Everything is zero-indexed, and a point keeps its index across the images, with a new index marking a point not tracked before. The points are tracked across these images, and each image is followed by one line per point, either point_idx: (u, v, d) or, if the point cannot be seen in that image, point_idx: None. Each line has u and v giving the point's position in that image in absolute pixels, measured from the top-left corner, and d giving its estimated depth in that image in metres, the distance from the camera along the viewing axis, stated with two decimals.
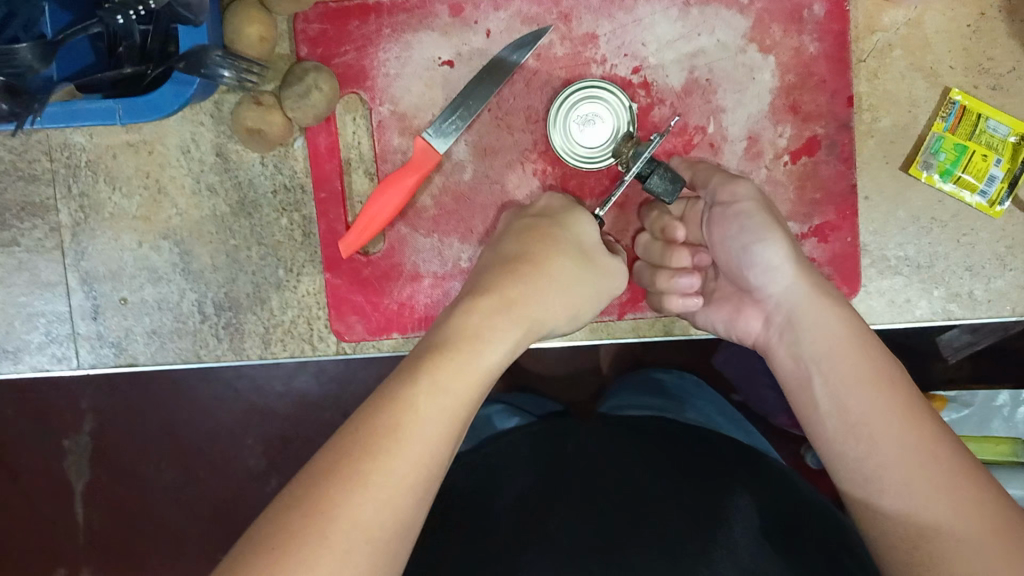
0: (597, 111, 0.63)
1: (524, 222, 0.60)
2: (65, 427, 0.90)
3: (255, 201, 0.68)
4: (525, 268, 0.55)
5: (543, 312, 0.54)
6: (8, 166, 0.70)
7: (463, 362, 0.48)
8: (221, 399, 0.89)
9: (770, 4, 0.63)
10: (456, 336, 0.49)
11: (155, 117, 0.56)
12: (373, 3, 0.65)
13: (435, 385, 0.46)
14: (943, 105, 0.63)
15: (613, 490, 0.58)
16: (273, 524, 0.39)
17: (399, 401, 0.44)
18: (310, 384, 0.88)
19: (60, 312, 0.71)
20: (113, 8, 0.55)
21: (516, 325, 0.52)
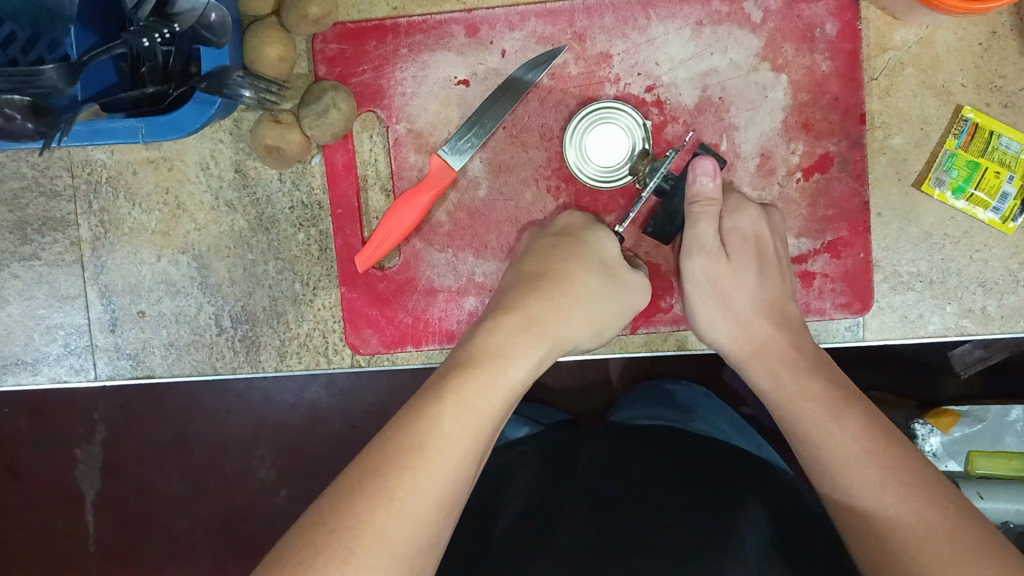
0: (611, 128, 0.64)
1: (544, 239, 0.61)
2: (79, 438, 0.91)
3: (272, 217, 0.69)
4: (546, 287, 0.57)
5: (565, 329, 0.56)
6: (30, 181, 0.71)
7: (487, 380, 0.49)
8: (233, 410, 0.89)
9: (782, 24, 0.64)
10: (480, 355, 0.51)
11: (176, 136, 0.58)
12: (390, 23, 0.66)
13: (460, 402, 0.47)
14: (955, 122, 0.63)
15: (629, 506, 0.58)
16: (302, 540, 0.40)
17: (424, 419, 0.45)
18: (322, 396, 0.88)
19: (79, 324, 0.72)
20: (138, 30, 0.56)
21: (539, 344, 0.53)
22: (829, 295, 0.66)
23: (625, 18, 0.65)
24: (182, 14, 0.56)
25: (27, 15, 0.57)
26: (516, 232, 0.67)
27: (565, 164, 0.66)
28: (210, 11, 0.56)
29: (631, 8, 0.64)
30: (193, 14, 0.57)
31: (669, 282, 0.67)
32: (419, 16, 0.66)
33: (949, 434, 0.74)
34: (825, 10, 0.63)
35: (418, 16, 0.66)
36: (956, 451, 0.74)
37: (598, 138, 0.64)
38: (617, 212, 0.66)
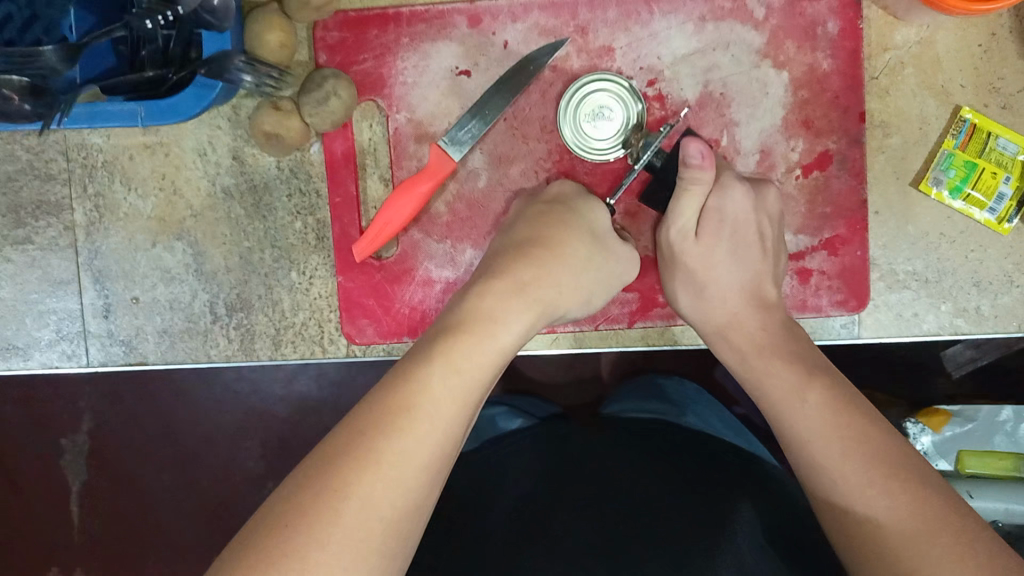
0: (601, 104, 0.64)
1: (536, 206, 0.61)
2: (64, 427, 0.90)
3: (270, 204, 0.68)
4: (539, 253, 0.56)
5: (555, 294, 0.55)
6: (25, 164, 0.70)
7: (474, 344, 0.48)
8: (223, 401, 0.89)
9: (785, 21, 0.64)
10: (469, 318, 0.50)
11: (176, 121, 0.57)
12: (392, 13, 0.66)
13: (448, 364, 0.46)
14: (954, 123, 0.64)
15: (620, 493, 0.59)
16: (287, 501, 0.40)
17: (412, 382, 0.45)
18: (311, 388, 0.88)
19: (72, 310, 0.71)
20: (141, 13, 0.56)
21: (528, 307, 0.53)
22: (826, 294, 0.66)
23: (628, 12, 0.65)
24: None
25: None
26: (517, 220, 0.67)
27: (566, 156, 0.66)
28: None
29: (634, 2, 0.64)
30: None
31: None
32: (422, 5, 0.66)
33: (940, 434, 0.74)
34: (827, 8, 0.64)
35: (421, 5, 0.66)
36: (947, 449, 0.75)
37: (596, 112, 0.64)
38: (608, 187, 0.66)
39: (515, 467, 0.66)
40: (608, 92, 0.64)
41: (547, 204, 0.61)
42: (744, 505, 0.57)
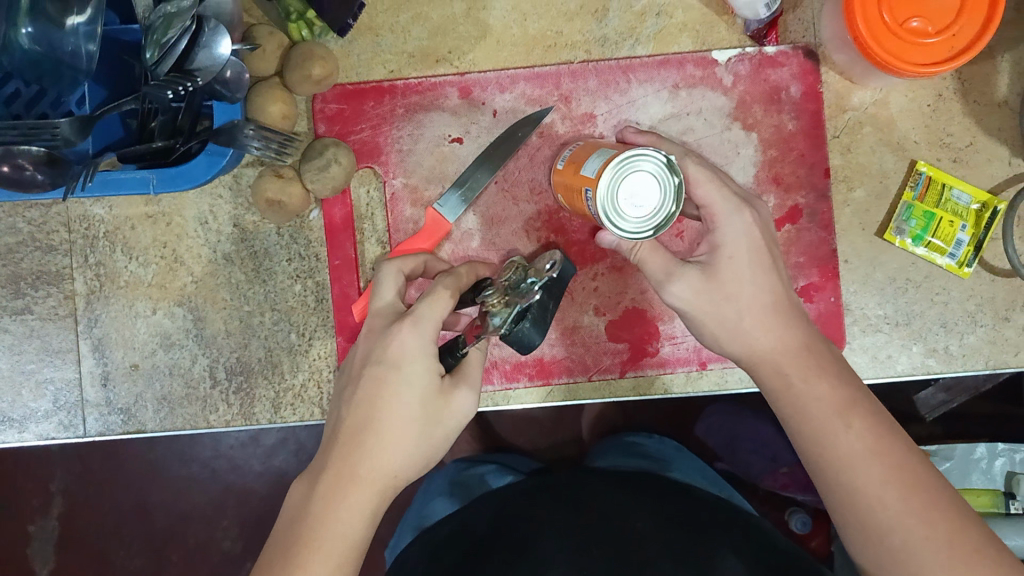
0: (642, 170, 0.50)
1: (367, 374, 0.50)
2: (32, 512, 0.87)
3: (270, 269, 0.71)
4: (382, 365, 0.49)
5: (399, 453, 0.49)
6: (26, 236, 0.71)
7: (366, 464, 0.48)
8: (199, 479, 0.88)
9: (751, 87, 0.69)
10: (359, 433, 0.49)
11: (187, 186, 0.59)
12: (387, 85, 0.70)
13: (342, 492, 0.48)
14: (911, 176, 0.69)
15: (606, 547, 0.55)
16: None
17: (314, 514, 0.47)
18: (289, 463, 0.88)
19: (70, 379, 0.72)
20: (160, 84, 0.54)
21: (350, 442, 0.49)
22: None
23: (607, 82, 0.70)
24: (202, 70, 0.55)
25: (33, 72, 0.58)
26: None
27: (554, 216, 0.70)
28: (227, 68, 0.57)
29: (612, 73, 0.70)
30: (213, 70, 0.56)
31: (656, 326, 0.69)
32: (415, 79, 0.70)
33: None
34: (789, 75, 0.69)
35: (414, 79, 0.70)
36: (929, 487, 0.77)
37: (643, 180, 0.50)
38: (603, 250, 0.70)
39: (487, 517, 0.62)
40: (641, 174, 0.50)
41: (382, 366, 0.49)
42: (727, 560, 0.55)
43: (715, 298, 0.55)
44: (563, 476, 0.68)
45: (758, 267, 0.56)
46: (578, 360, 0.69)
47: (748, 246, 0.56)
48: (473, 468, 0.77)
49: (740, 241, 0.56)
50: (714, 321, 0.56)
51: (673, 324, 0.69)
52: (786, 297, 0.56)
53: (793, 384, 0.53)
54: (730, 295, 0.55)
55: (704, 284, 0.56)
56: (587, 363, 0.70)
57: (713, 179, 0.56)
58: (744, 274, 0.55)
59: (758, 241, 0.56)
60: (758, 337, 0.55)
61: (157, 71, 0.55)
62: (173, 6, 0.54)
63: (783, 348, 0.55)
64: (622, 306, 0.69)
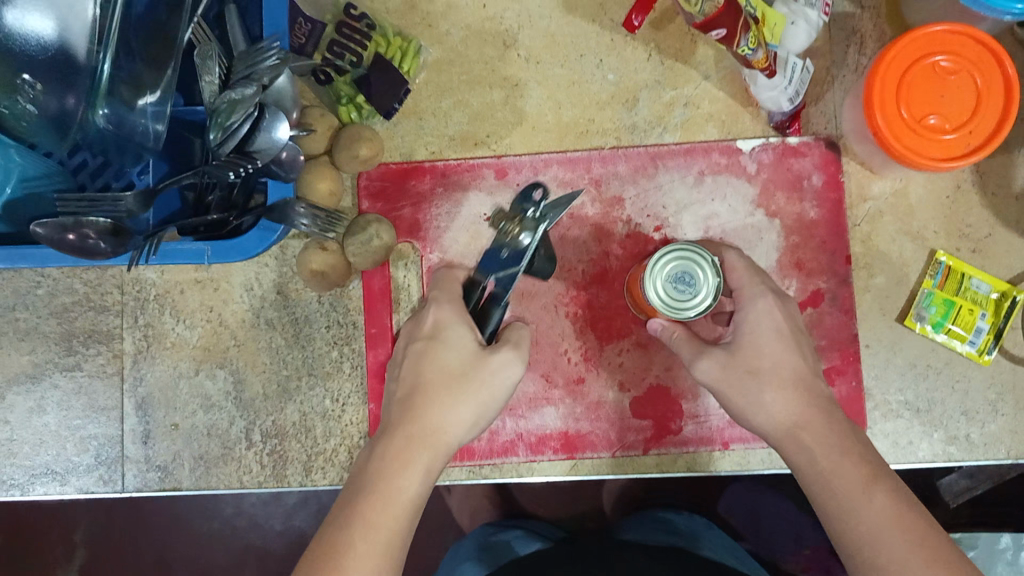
0: (694, 267, 0.61)
1: (414, 352, 0.58)
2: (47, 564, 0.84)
3: (309, 335, 0.74)
4: (422, 341, 0.58)
5: (443, 423, 0.54)
6: (81, 296, 0.75)
7: (417, 420, 0.54)
8: (215, 539, 0.81)
9: (774, 175, 0.73)
10: (409, 398, 0.55)
11: (239, 258, 0.62)
12: (427, 165, 0.74)
13: (396, 445, 0.52)
14: (930, 265, 0.71)
15: None
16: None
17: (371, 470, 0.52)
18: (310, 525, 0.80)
19: (112, 435, 0.75)
20: (222, 166, 0.59)
21: (402, 407, 0.55)
22: None
23: (636, 167, 0.73)
24: (261, 150, 0.60)
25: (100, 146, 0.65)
26: (537, 353, 0.72)
27: (582, 293, 0.73)
28: (283, 150, 0.61)
29: (641, 159, 0.73)
30: (270, 152, 0.60)
31: (679, 404, 0.71)
32: (455, 160, 0.74)
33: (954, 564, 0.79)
34: (811, 165, 0.72)
35: (453, 160, 0.74)
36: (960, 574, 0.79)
37: (685, 272, 0.61)
38: (629, 327, 0.72)
39: None
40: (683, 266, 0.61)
41: (424, 342, 0.58)
42: None
43: (738, 371, 0.58)
44: (590, 549, 0.69)
45: (780, 339, 0.59)
46: (602, 435, 0.71)
47: (772, 326, 0.59)
48: (499, 534, 0.78)
49: (761, 319, 0.59)
50: (741, 392, 0.58)
51: (696, 403, 0.71)
52: (809, 375, 0.58)
53: (819, 465, 0.53)
54: (753, 369, 0.58)
55: (729, 361, 0.59)
56: (612, 439, 0.71)
57: (748, 269, 0.63)
58: (764, 347, 0.59)
59: (780, 323, 0.60)
60: (779, 406, 0.57)
61: (221, 150, 0.60)
62: (238, 94, 0.60)
63: (803, 418, 0.56)
64: (646, 383, 0.71)
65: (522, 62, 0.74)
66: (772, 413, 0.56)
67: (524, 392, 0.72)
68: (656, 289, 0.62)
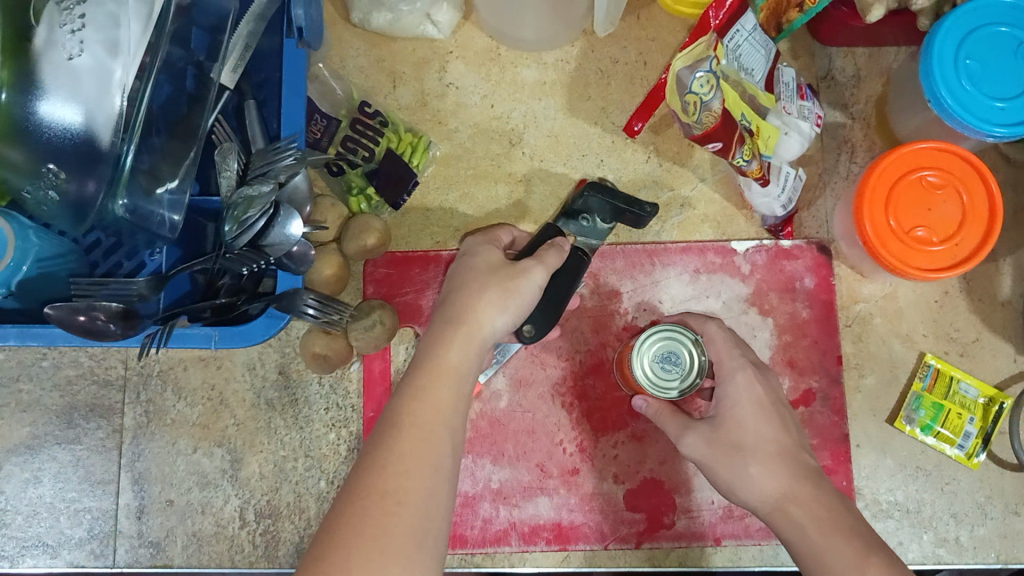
0: (683, 353, 0.66)
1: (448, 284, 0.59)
2: None
3: (308, 416, 0.75)
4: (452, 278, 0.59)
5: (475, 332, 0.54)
6: (86, 370, 0.77)
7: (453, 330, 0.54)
8: None
9: (768, 275, 0.75)
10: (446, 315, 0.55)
11: (245, 345, 0.62)
12: (433, 254, 0.76)
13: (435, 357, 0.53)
14: (919, 368, 0.73)
15: None
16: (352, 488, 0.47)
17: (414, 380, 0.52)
18: None
19: (107, 509, 0.75)
20: (237, 261, 0.61)
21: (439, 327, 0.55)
22: None
23: (633, 263, 0.75)
24: (273, 245, 0.62)
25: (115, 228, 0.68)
26: (533, 441, 0.73)
27: (579, 383, 0.74)
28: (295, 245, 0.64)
29: (639, 255, 0.76)
30: (283, 247, 0.63)
31: (672, 498, 0.72)
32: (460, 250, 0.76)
33: None
34: (804, 267, 0.75)
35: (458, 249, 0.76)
36: None
37: (670, 352, 0.66)
38: (625, 419, 0.73)
39: None
40: (670, 344, 0.66)
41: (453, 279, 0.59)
42: None
43: (722, 445, 0.60)
44: None
45: (760, 416, 0.60)
46: (595, 527, 0.72)
47: (752, 401, 0.61)
48: None
49: (742, 395, 0.61)
50: (725, 468, 0.59)
51: (688, 497, 0.72)
52: (793, 447, 0.59)
53: (812, 539, 0.54)
54: (739, 444, 0.59)
55: (714, 436, 0.61)
56: (605, 531, 0.72)
57: (728, 341, 0.65)
58: (746, 424, 0.60)
59: (761, 397, 0.61)
60: (759, 478, 0.58)
61: (235, 244, 0.61)
62: (254, 190, 0.62)
63: (790, 491, 0.56)
64: (640, 475, 0.72)
65: (527, 159, 0.78)
66: (759, 487, 0.57)
67: (518, 480, 0.72)
68: (642, 367, 0.67)
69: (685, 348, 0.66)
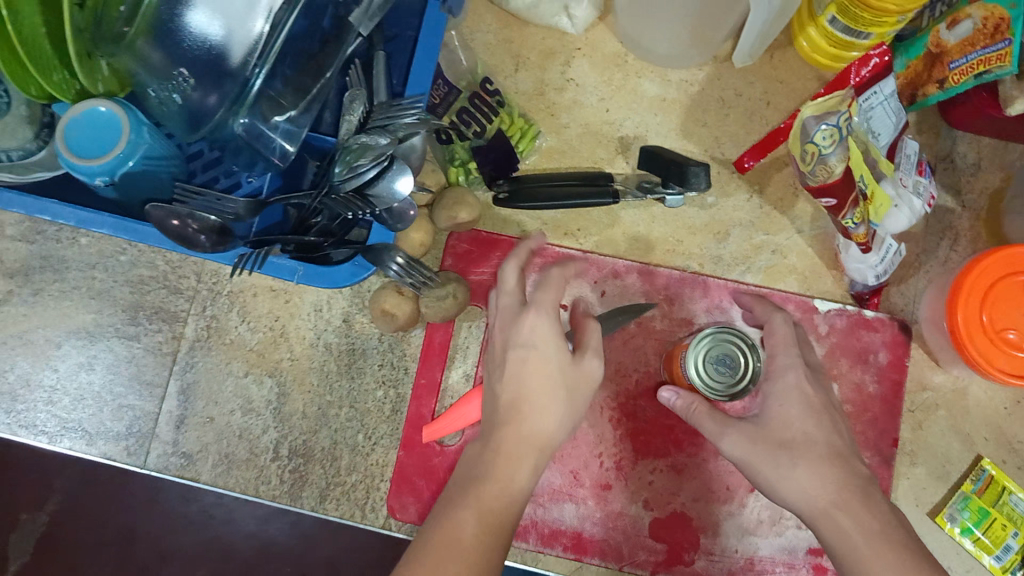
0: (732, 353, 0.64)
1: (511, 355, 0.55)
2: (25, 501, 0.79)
3: (360, 368, 0.76)
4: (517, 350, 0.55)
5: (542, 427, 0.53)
6: (160, 274, 0.78)
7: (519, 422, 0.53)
8: None
9: (842, 341, 0.75)
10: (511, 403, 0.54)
11: (326, 286, 0.63)
12: (516, 241, 0.76)
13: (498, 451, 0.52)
14: (973, 470, 0.72)
15: None
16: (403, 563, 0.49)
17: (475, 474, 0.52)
18: (282, 534, 0.76)
19: (148, 411, 0.76)
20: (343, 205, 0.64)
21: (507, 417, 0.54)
22: None
23: (712, 297, 0.75)
24: (379, 197, 0.64)
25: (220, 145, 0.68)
26: (574, 448, 0.73)
27: (630, 401, 0.74)
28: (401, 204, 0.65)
29: (719, 291, 0.75)
30: (388, 201, 0.64)
31: (697, 537, 0.71)
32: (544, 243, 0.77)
33: None
34: (880, 341, 0.74)
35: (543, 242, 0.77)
36: None
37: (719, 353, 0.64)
38: (669, 447, 0.73)
39: None
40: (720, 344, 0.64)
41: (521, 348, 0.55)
42: None
43: (766, 445, 0.56)
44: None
45: (810, 416, 0.57)
46: (614, 546, 0.71)
47: (803, 400, 0.57)
48: None
49: (789, 393, 0.58)
50: (768, 467, 0.56)
51: (713, 540, 0.71)
52: (845, 451, 0.56)
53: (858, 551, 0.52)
54: (786, 443, 0.56)
55: (759, 435, 0.57)
56: (622, 552, 0.71)
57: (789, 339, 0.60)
58: (793, 419, 0.57)
59: (811, 397, 0.58)
60: (802, 479, 0.55)
61: (342, 188, 0.63)
62: (371, 140, 0.64)
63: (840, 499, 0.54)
64: (670, 507, 0.72)
65: (629, 170, 0.77)
66: (804, 488, 0.54)
67: (551, 481, 0.72)
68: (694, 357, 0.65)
69: (736, 345, 0.63)
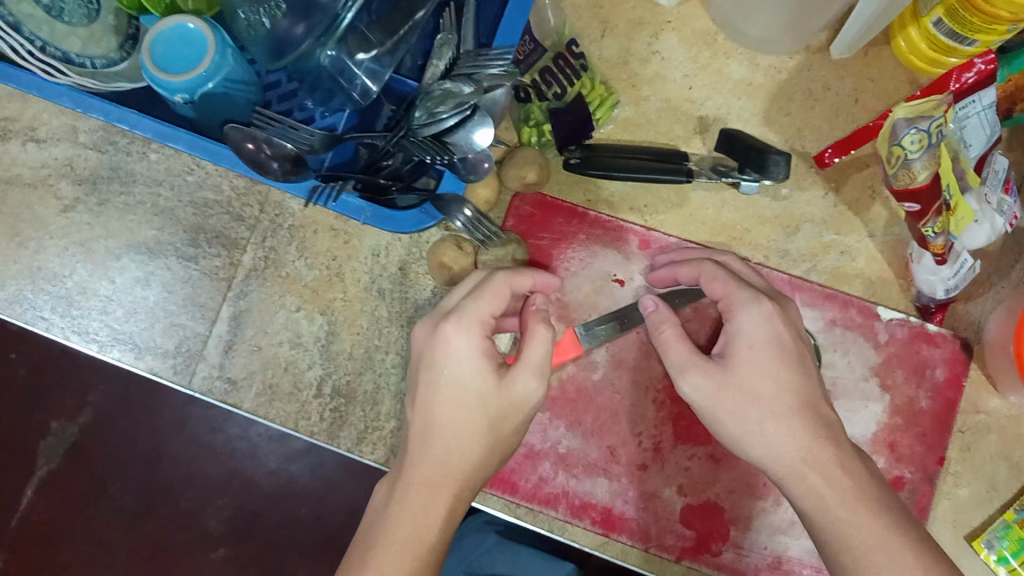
0: None
1: (425, 376, 0.58)
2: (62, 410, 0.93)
3: (412, 317, 0.76)
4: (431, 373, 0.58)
5: (463, 448, 0.56)
6: (225, 200, 0.79)
7: (437, 450, 0.56)
8: (210, 451, 0.91)
9: (901, 353, 0.73)
10: (430, 430, 0.57)
11: (392, 230, 0.63)
12: (580, 210, 0.75)
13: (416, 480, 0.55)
14: (1018, 499, 0.70)
15: None
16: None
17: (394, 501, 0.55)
18: (302, 473, 0.93)
19: (199, 333, 0.77)
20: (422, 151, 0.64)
21: (425, 449, 0.56)
22: None
23: None
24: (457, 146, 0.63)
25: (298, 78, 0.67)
26: (613, 423, 0.73)
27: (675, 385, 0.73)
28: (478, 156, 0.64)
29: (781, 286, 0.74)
30: (466, 151, 0.63)
31: (728, 529, 0.71)
32: (607, 215, 0.75)
33: None
34: (940, 357, 0.73)
35: (606, 214, 0.75)
36: None
37: None
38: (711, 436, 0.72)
39: None
40: None
41: (432, 369, 0.58)
42: None
43: (799, 442, 0.55)
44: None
45: (781, 363, 0.58)
46: (642, 526, 0.71)
47: (771, 345, 0.59)
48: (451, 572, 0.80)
49: (758, 332, 0.59)
50: (736, 421, 0.58)
51: (743, 534, 0.71)
52: (813, 400, 0.58)
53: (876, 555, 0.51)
54: (751, 392, 0.58)
55: (722, 379, 0.59)
56: (650, 533, 0.71)
57: (737, 283, 0.62)
58: (763, 367, 0.58)
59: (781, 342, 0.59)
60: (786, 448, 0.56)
61: (419, 132, 0.63)
62: (455, 87, 0.63)
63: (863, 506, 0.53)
64: (704, 495, 0.71)
65: (705, 152, 0.76)
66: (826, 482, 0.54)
67: (586, 454, 0.72)
68: None
69: None
